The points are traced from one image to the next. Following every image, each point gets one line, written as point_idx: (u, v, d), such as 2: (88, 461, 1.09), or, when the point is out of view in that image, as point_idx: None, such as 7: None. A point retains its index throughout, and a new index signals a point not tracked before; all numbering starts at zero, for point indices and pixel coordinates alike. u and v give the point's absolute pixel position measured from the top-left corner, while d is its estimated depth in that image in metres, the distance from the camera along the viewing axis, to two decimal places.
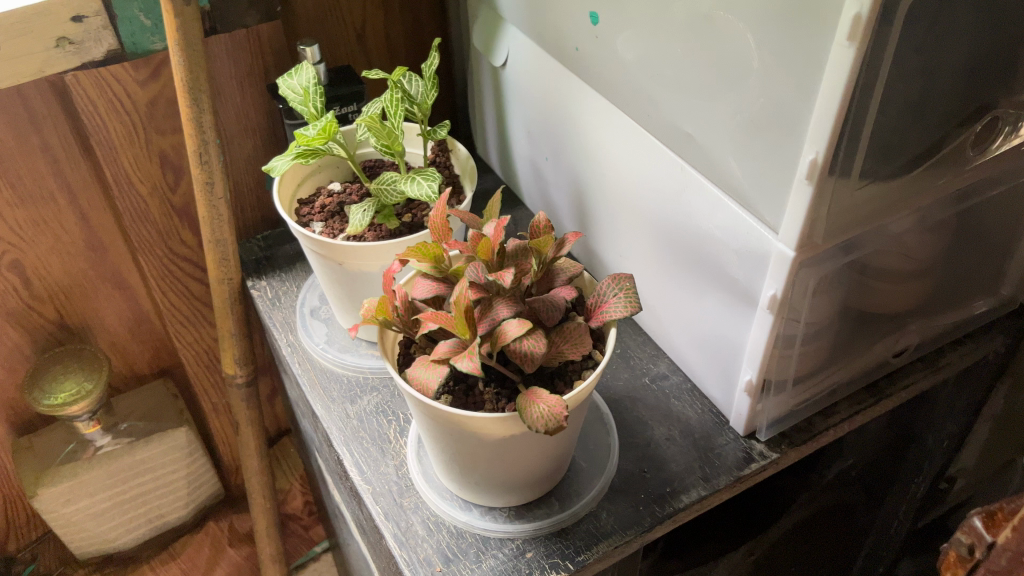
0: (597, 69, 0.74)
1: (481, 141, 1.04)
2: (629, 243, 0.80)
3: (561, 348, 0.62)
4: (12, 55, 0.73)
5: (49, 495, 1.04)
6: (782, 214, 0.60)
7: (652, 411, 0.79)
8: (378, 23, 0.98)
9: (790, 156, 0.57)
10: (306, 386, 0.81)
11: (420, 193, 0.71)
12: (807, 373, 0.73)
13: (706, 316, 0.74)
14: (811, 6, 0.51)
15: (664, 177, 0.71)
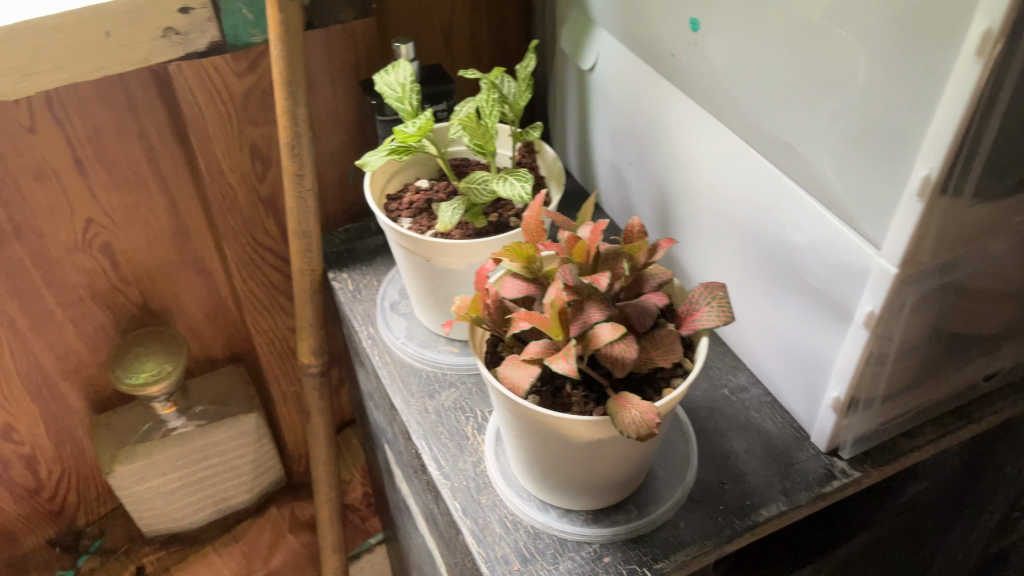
0: (694, 76, 0.73)
1: (559, 144, 1.04)
2: (714, 252, 0.80)
3: (652, 355, 0.62)
4: (121, 43, 0.76)
5: (124, 472, 1.07)
6: (885, 230, 0.59)
7: (731, 422, 0.78)
8: (466, 23, 0.99)
9: (900, 172, 0.56)
10: (386, 379, 0.82)
11: (512, 194, 0.70)
12: (895, 393, 0.72)
13: (793, 330, 0.73)
14: (935, 20, 0.50)
15: (759, 188, 0.70)
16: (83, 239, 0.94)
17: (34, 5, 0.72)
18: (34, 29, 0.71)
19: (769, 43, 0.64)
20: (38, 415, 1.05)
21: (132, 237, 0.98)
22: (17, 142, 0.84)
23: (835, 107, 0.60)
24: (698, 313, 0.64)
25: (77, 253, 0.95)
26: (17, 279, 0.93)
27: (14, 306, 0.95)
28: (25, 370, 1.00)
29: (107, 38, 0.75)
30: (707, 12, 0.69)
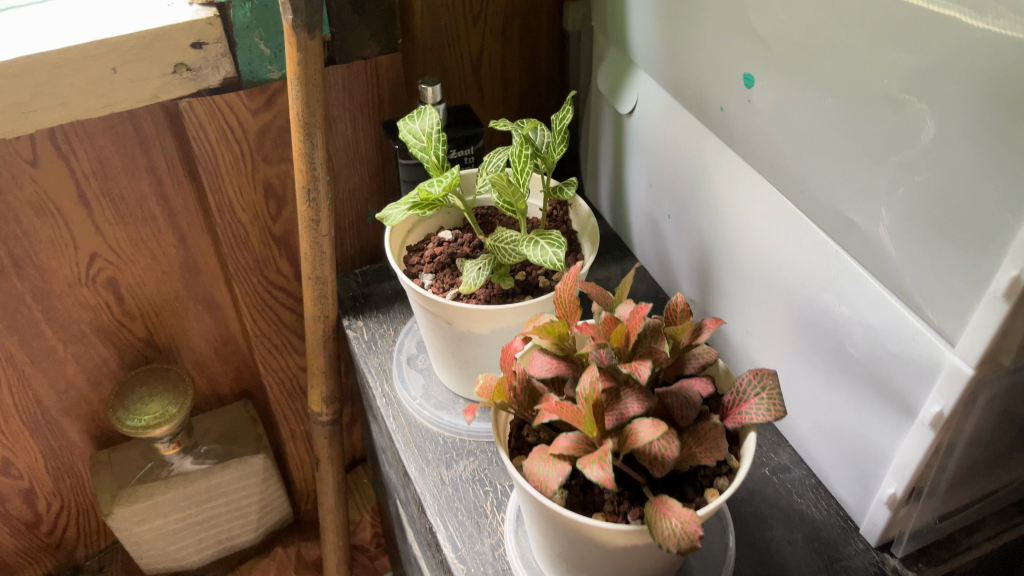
0: (746, 134, 0.67)
1: (592, 184, 0.98)
2: (760, 321, 0.73)
3: (695, 451, 0.56)
4: (128, 79, 0.70)
5: (124, 514, 1.02)
6: (962, 327, 0.53)
7: (772, 508, 0.72)
8: (497, 56, 0.93)
9: (982, 266, 0.50)
10: (400, 444, 0.76)
11: (543, 259, 0.64)
12: (957, 488, 0.66)
13: (845, 413, 0.67)
14: None
15: (816, 261, 0.64)
16: (86, 274, 0.89)
17: (37, 38, 0.67)
18: (35, 64, 0.66)
19: (834, 109, 0.57)
20: (37, 452, 1.00)
21: (139, 272, 0.93)
22: (18, 176, 0.79)
23: (908, 187, 0.54)
24: (746, 405, 0.58)
25: (80, 289, 0.90)
26: (16, 314, 0.88)
27: (14, 342, 0.90)
28: (25, 407, 0.95)
29: (114, 75, 0.70)
30: (764, 68, 0.62)
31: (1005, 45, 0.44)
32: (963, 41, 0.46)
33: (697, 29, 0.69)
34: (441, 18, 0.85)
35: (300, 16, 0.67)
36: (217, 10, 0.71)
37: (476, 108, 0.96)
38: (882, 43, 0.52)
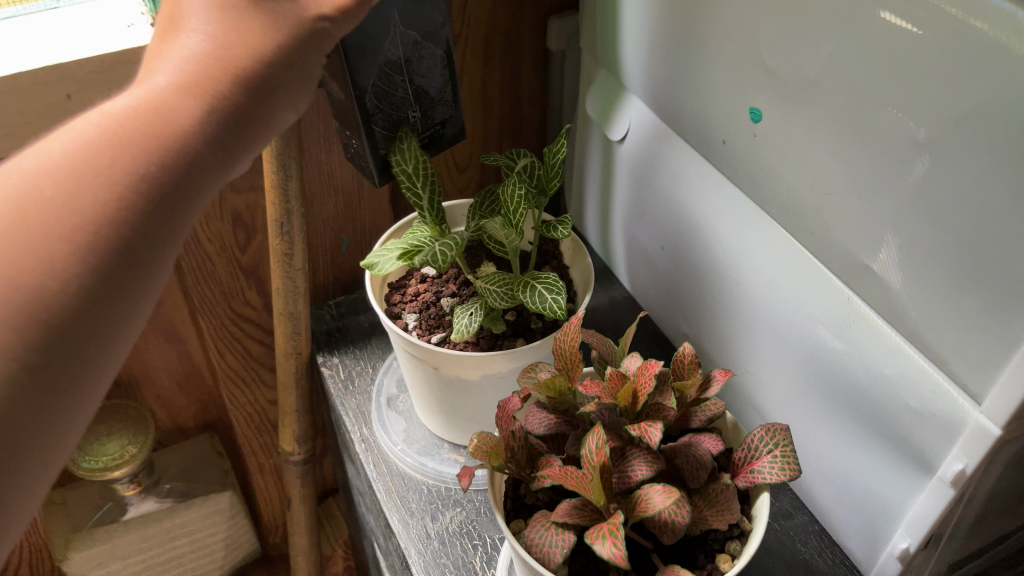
0: (748, 169, 0.64)
1: (575, 211, 0.94)
2: (763, 364, 0.70)
3: (706, 513, 0.53)
4: (84, 106, 0.65)
5: (80, 560, 0.95)
6: (988, 385, 0.50)
7: (775, 557, 0.70)
8: (476, 76, 0.88)
9: (1014, 324, 0.47)
10: (382, 494, 0.71)
11: (541, 307, 0.60)
12: (969, 536, 0.63)
13: (852, 461, 0.64)
14: None
15: (827, 306, 0.61)
16: None
17: None
18: None
19: (848, 150, 0.54)
20: None
21: None
22: None
23: (930, 236, 0.51)
24: (758, 463, 0.55)
25: None
26: None
27: None
28: None
29: (67, 101, 0.64)
30: (769, 103, 0.59)
31: None
32: (992, 91, 0.43)
33: (699, 59, 0.65)
34: None
35: None
36: None
37: None
38: (905, 89, 0.48)
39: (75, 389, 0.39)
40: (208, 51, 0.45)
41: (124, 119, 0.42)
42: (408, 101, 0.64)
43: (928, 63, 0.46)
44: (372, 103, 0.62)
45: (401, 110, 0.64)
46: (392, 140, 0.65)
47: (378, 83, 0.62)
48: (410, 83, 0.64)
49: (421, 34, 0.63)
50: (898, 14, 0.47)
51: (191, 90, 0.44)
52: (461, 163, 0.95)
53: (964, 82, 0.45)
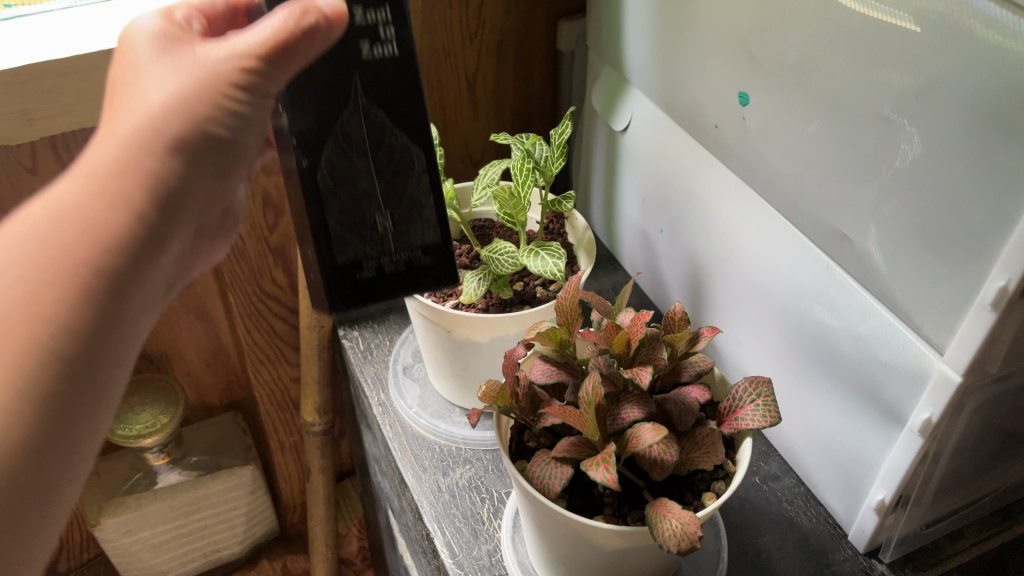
0: (739, 150, 0.70)
1: (583, 201, 1.00)
2: (752, 335, 0.76)
3: (693, 455, 0.58)
4: None
5: (112, 525, 1.01)
6: (949, 337, 0.55)
7: (762, 514, 0.74)
8: (490, 73, 0.94)
9: (970, 276, 0.52)
10: (397, 452, 0.77)
11: (544, 270, 0.67)
12: (944, 492, 0.67)
13: (833, 420, 0.69)
14: (1012, 125, 0.46)
15: (808, 274, 0.66)
16: None
17: (38, 48, 0.69)
18: (42, 72, 0.68)
19: (823, 126, 0.60)
20: None
21: None
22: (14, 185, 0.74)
23: (895, 200, 0.56)
24: (742, 411, 0.60)
25: None
26: None
27: None
28: None
29: None
30: (756, 86, 0.65)
31: (995, 65, 0.46)
32: (946, 63, 0.49)
33: (693, 49, 0.71)
34: (438, 36, 0.87)
35: None
36: None
37: (469, 124, 0.97)
38: (870, 64, 0.54)
39: (66, 450, 0.47)
40: (151, 133, 0.46)
41: (58, 224, 0.45)
42: (370, 198, 0.63)
43: (891, 42, 0.52)
44: (326, 184, 0.62)
45: (361, 205, 0.63)
46: (344, 238, 0.64)
47: (333, 171, 0.61)
48: (379, 178, 0.63)
49: (392, 124, 0.61)
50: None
51: (128, 154, 0.46)
52: (476, 157, 1.01)
53: (921, 55, 0.50)
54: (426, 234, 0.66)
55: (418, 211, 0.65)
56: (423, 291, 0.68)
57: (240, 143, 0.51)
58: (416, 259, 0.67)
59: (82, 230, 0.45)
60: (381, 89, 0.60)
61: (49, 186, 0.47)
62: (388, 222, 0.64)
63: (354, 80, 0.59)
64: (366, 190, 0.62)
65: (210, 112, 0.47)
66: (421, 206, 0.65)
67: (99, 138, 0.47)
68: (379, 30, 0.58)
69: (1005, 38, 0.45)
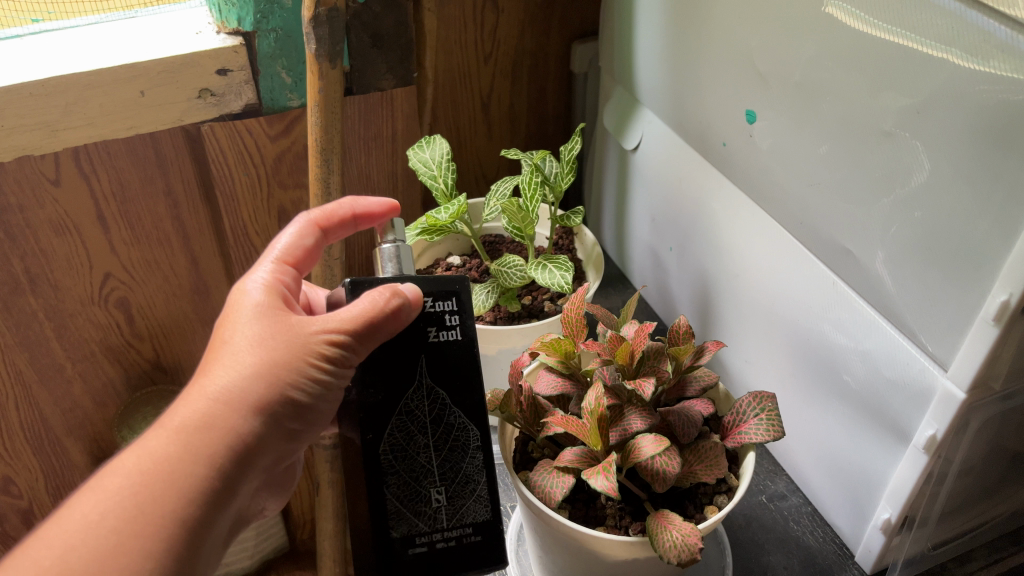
0: (746, 167, 0.70)
1: (596, 222, 1.02)
2: (759, 352, 0.76)
3: (695, 469, 0.58)
4: (155, 102, 0.75)
5: None
6: (953, 351, 0.55)
7: (768, 533, 0.75)
8: (504, 94, 0.95)
9: (974, 289, 0.52)
10: None
11: (551, 281, 0.69)
12: (951, 511, 0.67)
13: (839, 438, 0.69)
14: (1010, 138, 0.46)
15: (815, 290, 0.66)
16: (98, 294, 0.86)
17: (66, 61, 0.72)
18: (69, 84, 0.71)
19: (827, 143, 0.60)
20: (38, 470, 0.95)
21: (150, 292, 0.90)
22: (39, 194, 0.76)
23: (897, 215, 0.56)
24: (745, 426, 0.60)
25: (91, 308, 0.86)
26: (28, 332, 0.84)
27: (22, 359, 0.85)
28: (28, 426, 0.90)
29: (141, 97, 0.74)
30: (764, 105, 0.66)
31: (991, 84, 0.47)
32: (945, 77, 0.49)
33: (702, 69, 0.72)
34: (453, 56, 0.89)
35: (323, 46, 0.71)
36: (242, 40, 0.76)
37: (483, 144, 0.99)
38: (870, 81, 0.55)
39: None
40: (240, 393, 0.47)
41: (145, 502, 0.43)
42: (428, 473, 0.55)
43: (890, 58, 0.53)
44: (387, 459, 0.55)
45: (418, 481, 0.55)
46: (399, 516, 0.55)
47: (394, 448, 0.55)
48: (436, 453, 0.56)
49: (454, 401, 0.56)
50: (862, 15, 0.54)
51: (218, 420, 0.46)
52: (489, 176, 1.02)
53: (922, 71, 0.51)
54: (477, 510, 0.57)
55: (478, 485, 0.57)
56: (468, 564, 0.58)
57: (316, 411, 0.52)
58: (467, 536, 0.57)
59: (169, 505, 0.44)
60: (450, 380, 0.56)
61: (136, 452, 0.45)
62: (442, 496, 0.56)
63: (421, 362, 0.55)
64: (427, 468, 0.55)
65: (297, 373, 0.49)
66: (475, 482, 0.57)
67: (162, 425, 0.46)
68: (446, 319, 0.56)
69: (1004, 53, 0.45)
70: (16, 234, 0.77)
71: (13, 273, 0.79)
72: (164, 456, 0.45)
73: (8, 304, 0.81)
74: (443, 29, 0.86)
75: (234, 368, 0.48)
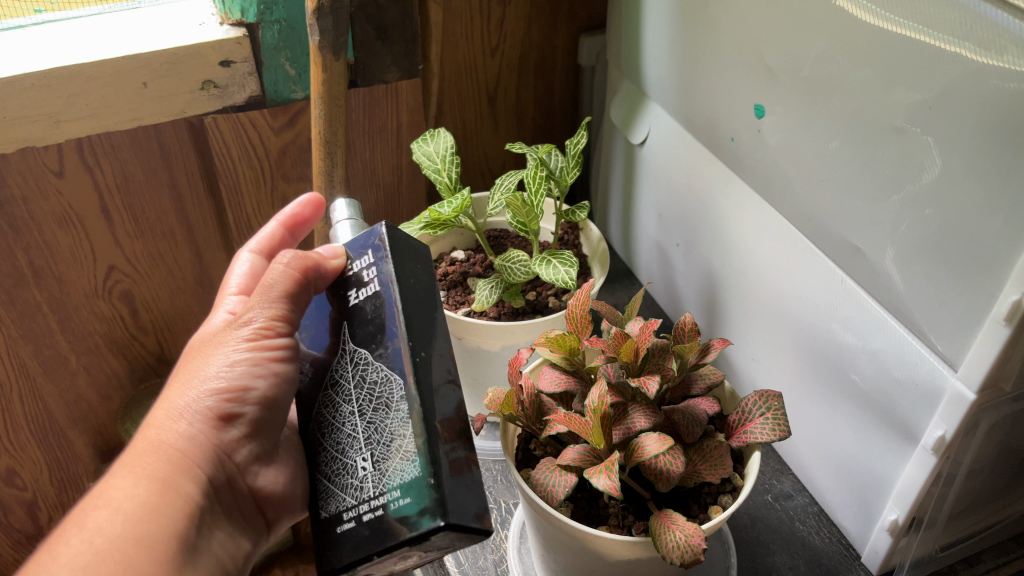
0: (754, 161, 0.69)
1: (603, 217, 1.01)
2: (766, 349, 0.75)
3: (699, 468, 0.57)
4: (158, 93, 0.75)
5: None
6: (963, 352, 0.54)
7: (774, 533, 0.74)
8: (510, 87, 0.95)
9: (984, 289, 0.51)
10: None
11: (555, 277, 0.68)
12: (959, 513, 0.66)
13: (845, 438, 0.68)
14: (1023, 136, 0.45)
15: (824, 288, 0.65)
16: (102, 287, 0.86)
17: (69, 52, 0.71)
18: (72, 75, 0.70)
19: (837, 137, 0.59)
20: (42, 462, 0.94)
21: (154, 285, 0.89)
22: (43, 186, 0.76)
23: (907, 212, 0.55)
24: (750, 425, 0.59)
25: (95, 301, 0.86)
26: (32, 325, 0.84)
27: (26, 352, 0.85)
28: (33, 418, 0.90)
29: (144, 89, 0.74)
30: (772, 99, 0.65)
31: (1004, 83, 0.46)
32: (958, 72, 0.48)
33: (710, 63, 0.71)
34: (459, 49, 0.88)
35: (326, 38, 0.70)
36: (245, 31, 0.75)
37: (489, 138, 0.98)
38: (882, 75, 0.54)
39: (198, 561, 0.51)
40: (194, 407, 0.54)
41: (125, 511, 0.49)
42: (352, 438, 0.49)
43: (901, 52, 0.52)
44: (314, 435, 0.52)
45: (343, 452, 0.49)
46: (330, 494, 0.49)
47: (323, 424, 0.51)
48: (361, 417, 0.49)
49: (375, 357, 0.49)
50: (874, 8, 0.53)
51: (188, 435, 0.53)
52: (495, 169, 1.02)
53: (935, 65, 0.50)
54: (382, 474, 0.47)
55: (397, 442, 0.47)
56: (374, 545, 0.46)
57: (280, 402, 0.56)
58: (394, 502, 0.46)
59: (182, 513, 0.51)
60: (366, 336, 0.50)
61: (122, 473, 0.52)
62: (366, 462, 0.48)
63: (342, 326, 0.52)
64: (348, 434, 0.49)
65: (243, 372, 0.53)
66: (402, 437, 0.46)
67: (153, 447, 0.52)
68: (364, 275, 0.52)
69: (1017, 48, 0.44)
70: (20, 226, 0.77)
71: (17, 265, 0.79)
72: (148, 475, 0.51)
73: (12, 296, 0.81)
74: (448, 21, 0.85)
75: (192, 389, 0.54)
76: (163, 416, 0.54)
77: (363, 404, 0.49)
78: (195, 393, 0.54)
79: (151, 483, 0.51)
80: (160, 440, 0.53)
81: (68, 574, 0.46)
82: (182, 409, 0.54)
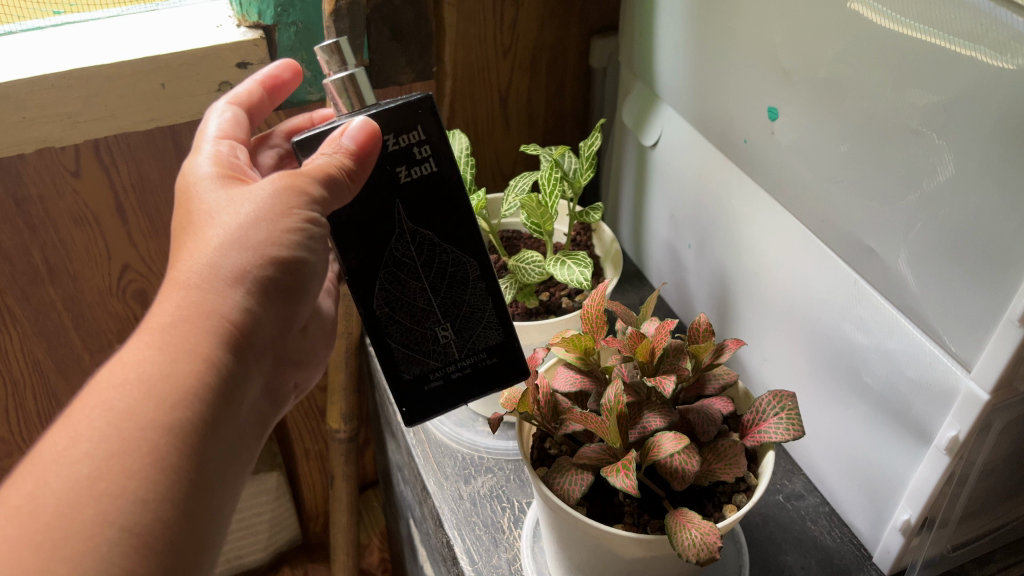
0: (766, 163, 0.70)
1: (614, 219, 1.02)
2: (776, 348, 0.76)
3: (714, 467, 0.58)
4: (175, 94, 0.75)
5: None
6: (976, 353, 0.54)
7: (785, 532, 0.74)
8: (522, 90, 0.95)
9: (1000, 290, 0.51)
10: (420, 458, 0.81)
11: (569, 277, 0.69)
12: (971, 514, 0.66)
13: (856, 435, 0.68)
14: None
15: (835, 291, 0.66)
16: (116, 285, 0.86)
17: (88, 54, 0.72)
18: (89, 76, 0.71)
19: (850, 139, 0.60)
20: None
21: None
22: (61, 186, 0.77)
23: (921, 214, 0.56)
24: (765, 424, 0.59)
25: (109, 299, 0.87)
26: (46, 322, 0.84)
27: (40, 350, 0.86)
28: (46, 416, 0.91)
29: (162, 89, 0.74)
30: (785, 102, 0.65)
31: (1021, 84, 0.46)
32: (974, 75, 0.49)
33: (723, 65, 0.72)
34: (473, 52, 0.88)
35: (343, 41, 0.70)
36: (262, 34, 0.76)
37: (501, 138, 0.99)
38: (896, 79, 0.54)
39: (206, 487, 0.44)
40: (235, 270, 0.48)
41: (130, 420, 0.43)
42: (429, 312, 0.60)
43: (917, 56, 0.52)
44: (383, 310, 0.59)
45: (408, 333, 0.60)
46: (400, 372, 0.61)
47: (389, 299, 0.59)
48: (434, 294, 0.59)
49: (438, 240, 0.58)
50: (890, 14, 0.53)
51: (218, 293, 0.47)
52: (506, 171, 1.03)
53: (950, 68, 0.50)
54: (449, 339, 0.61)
55: (437, 318, 0.60)
56: (468, 388, 0.63)
57: (313, 267, 0.52)
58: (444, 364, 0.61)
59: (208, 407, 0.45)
60: (431, 221, 0.57)
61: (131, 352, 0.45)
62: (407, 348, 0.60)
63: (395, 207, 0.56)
64: (415, 301, 0.59)
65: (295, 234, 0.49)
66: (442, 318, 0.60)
67: (200, 320, 0.46)
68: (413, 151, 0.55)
69: None
70: (36, 224, 0.78)
71: (32, 264, 0.80)
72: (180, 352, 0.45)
73: (28, 294, 0.81)
74: (463, 24, 0.85)
75: (227, 253, 0.48)
76: (203, 282, 0.47)
77: (440, 277, 0.59)
78: (243, 252, 0.48)
79: (187, 359, 0.45)
80: (206, 312, 0.47)
81: (72, 480, 0.41)
82: (232, 271, 0.48)
